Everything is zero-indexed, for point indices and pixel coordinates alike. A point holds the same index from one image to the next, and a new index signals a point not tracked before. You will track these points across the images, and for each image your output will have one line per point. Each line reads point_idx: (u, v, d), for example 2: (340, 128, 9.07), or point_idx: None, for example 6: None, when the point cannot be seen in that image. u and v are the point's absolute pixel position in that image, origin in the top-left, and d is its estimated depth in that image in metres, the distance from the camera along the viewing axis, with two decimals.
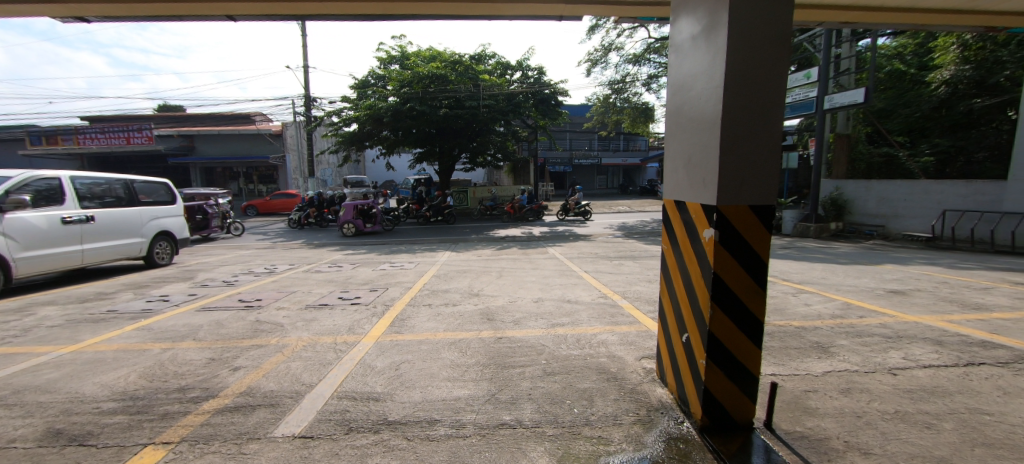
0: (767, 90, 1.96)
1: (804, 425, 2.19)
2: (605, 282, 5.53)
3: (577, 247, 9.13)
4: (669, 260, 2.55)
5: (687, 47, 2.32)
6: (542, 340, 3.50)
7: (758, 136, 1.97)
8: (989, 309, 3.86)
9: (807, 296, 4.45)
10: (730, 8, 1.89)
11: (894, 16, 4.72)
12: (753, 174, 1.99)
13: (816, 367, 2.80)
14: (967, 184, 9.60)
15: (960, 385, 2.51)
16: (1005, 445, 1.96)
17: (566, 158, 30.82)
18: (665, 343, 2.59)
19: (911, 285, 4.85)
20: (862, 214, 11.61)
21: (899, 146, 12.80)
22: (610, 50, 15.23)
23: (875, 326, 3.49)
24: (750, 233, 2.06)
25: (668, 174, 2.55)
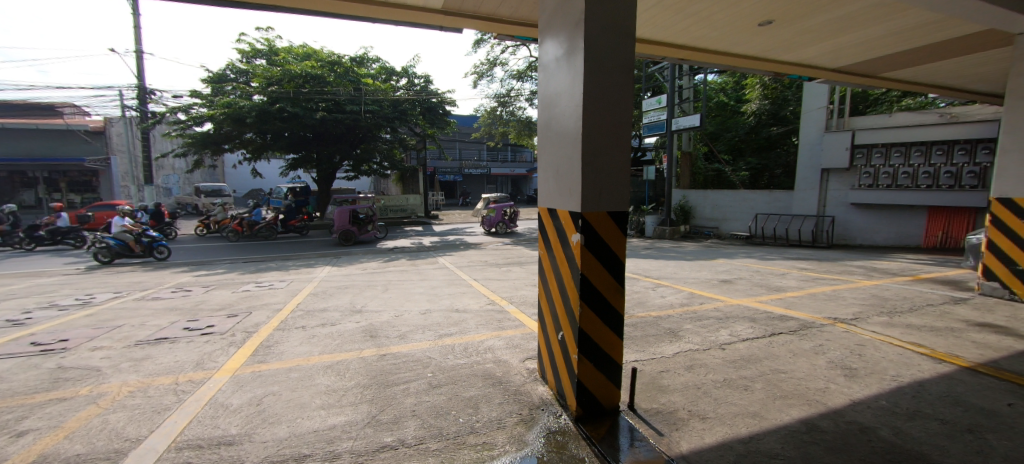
0: (618, 111, 2.23)
1: (658, 401, 2.52)
2: (493, 289, 5.66)
3: (467, 256, 9.17)
4: (545, 264, 2.70)
5: (552, 67, 2.52)
6: (428, 352, 3.41)
7: (613, 150, 2.23)
8: (784, 290, 4.97)
9: (662, 290, 5.17)
10: (585, 35, 2.13)
11: (715, 58, 5.81)
12: (610, 184, 2.24)
13: (669, 350, 3.24)
14: (770, 193, 12.24)
15: (766, 352, 3.16)
16: (794, 396, 2.53)
17: (456, 167, 30.98)
18: (545, 344, 2.74)
19: (735, 274, 5.99)
20: (702, 218, 14.00)
21: (724, 163, 15.62)
22: (495, 64, 15.85)
23: (711, 310, 4.20)
24: (610, 237, 2.30)
25: (541, 184, 2.72)
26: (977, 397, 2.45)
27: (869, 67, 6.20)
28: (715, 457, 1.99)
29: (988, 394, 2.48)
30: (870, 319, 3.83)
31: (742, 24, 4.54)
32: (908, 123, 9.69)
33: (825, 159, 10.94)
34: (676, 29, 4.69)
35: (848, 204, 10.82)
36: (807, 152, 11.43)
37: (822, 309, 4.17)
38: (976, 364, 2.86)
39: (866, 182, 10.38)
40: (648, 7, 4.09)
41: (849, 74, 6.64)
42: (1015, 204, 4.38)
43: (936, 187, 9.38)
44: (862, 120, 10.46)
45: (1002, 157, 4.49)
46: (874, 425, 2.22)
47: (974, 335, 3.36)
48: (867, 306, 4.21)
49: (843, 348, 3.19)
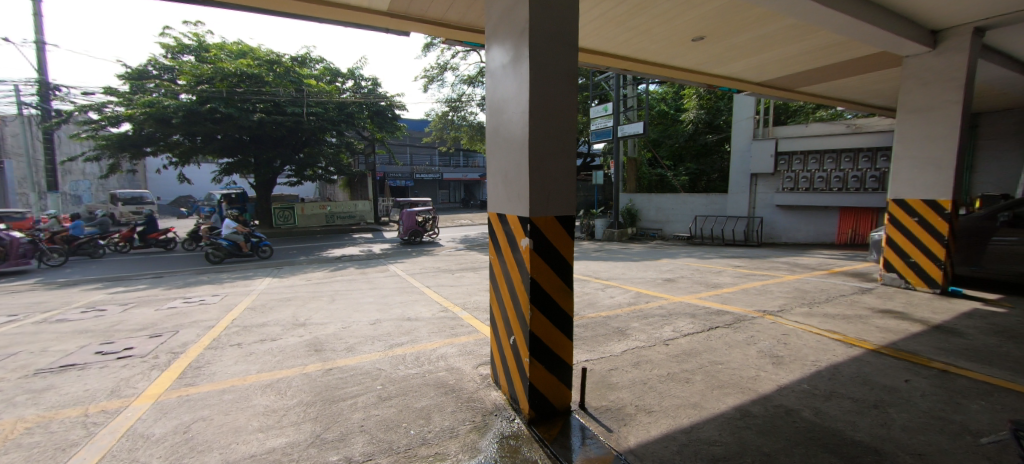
0: (563, 118, 2.30)
1: (608, 398, 2.60)
2: (446, 296, 5.58)
3: (419, 262, 8.97)
4: (495, 269, 2.70)
5: (499, 73, 2.54)
6: (377, 363, 3.29)
7: (559, 156, 2.30)
8: (721, 286, 5.33)
9: (611, 290, 5.36)
10: (530, 44, 2.17)
11: (654, 69, 6.15)
12: (556, 189, 2.30)
13: (617, 348, 3.36)
14: (707, 197, 13.14)
15: (705, 345, 3.37)
16: (730, 385, 2.72)
17: (407, 172, 30.32)
18: (497, 349, 2.74)
19: (678, 273, 6.34)
20: (647, 220, 14.67)
21: (666, 168, 16.53)
22: (445, 69, 15.75)
23: (656, 308, 4.41)
24: (558, 240, 2.35)
25: (491, 189, 2.74)
26: (880, 376, 2.77)
27: (787, 81, 6.85)
28: (660, 449, 2.09)
29: (889, 372, 2.80)
30: (793, 310, 4.21)
31: (679, 38, 4.85)
32: (822, 133, 10.80)
33: (753, 165, 11.90)
34: (618, 40, 4.91)
35: (774, 206, 11.84)
36: (738, 159, 12.37)
37: (752, 302, 4.52)
38: (880, 347, 3.22)
39: (789, 186, 11.43)
40: (591, 19, 4.25)
41: (772, 88, 7.28)
42: (907, 204, 4.99)
43: (846, 190, 10.52)
44: (784, 129, 11.50)
45: (896, 163, 5.09)
46: (798, 407, 2.43)
47: (878, 321, 3.79)
48: (791, 298, 4.62)
49: (771, 338, 3.47)
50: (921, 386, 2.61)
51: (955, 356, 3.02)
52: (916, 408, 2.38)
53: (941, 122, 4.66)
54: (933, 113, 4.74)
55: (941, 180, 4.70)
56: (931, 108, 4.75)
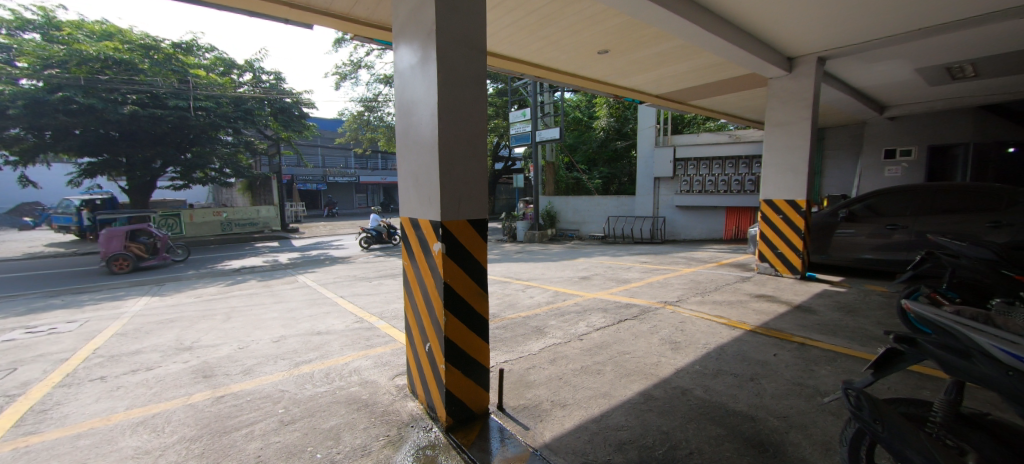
0: (473, 122, 2.31)
1: (525, 396, 2.66)
2: (362, 305, 5.28)
3: (333, 271, 8.39)
4: (409, 274, 2.63)
5: (407, 74, 2.48)
6: (280, 384, 3.00)
7: (469, 159, 2.31)
8: (630, 281, 5.77)
9: (531, 290, 5.51)
10: (438, 46, 2.15)
11: (565, 78, 6.47)
12: (468, 193, 2.30)
13: (535, 347, 3.46)
14: (617, 199, 14.18)
15: (615, 337, 3.61)
16: (636, 372, 2.94)
17: (319, 175, 28.30)
18: (413, 357, 2.65)
19: (593, 271, 6.73)
20: (565, 221, 15.38)
21: (582, 172, 17.48)
22: (359, 66, 15.01)
23: (572, 305, 4.64)
24: (472, 243, 2.35)
25: (402, 193, 2.66)
26: (756, 352, 3.20)
27: (680, 95, 7.64)
28: (573, 440, 2.19)
29: (762, 348, 3.26)
30: (689, 299, 4.71)
31: (586, 50, 5.16)
32: (710, 142, 12.27)
33: (656, 169, 13.09)
34: (531, 48, 5.06)
35: (674, 206, 13.14)
36: (643, 163, 13.49)
37: (655, 295, 4.96)
38: (756, 327, 3.73)
39: (686, 188, 12.76)
40: (504, 25, 4.35)
41: (668, 100, 8.07)
42: (775, 203, 5.85)
43: (731, 191, 12.02)
44: (680, 138, 12.79)
45: (765, 169, 5.94)
46: (691, 387, 2.71)
47: (754, 305, 4.39)
48: (687, 289, 5.16)
49: (671, 326, 3.83)
50: (785, 358, 3.07)
51: (810, 330, 3.61)
52: (782, 377, 2.79)
53: (797, 134, 5.55)
54: (790, 127, 5.62)
55: (798, 183, 5.59)
56: (790, 123, 5.62)
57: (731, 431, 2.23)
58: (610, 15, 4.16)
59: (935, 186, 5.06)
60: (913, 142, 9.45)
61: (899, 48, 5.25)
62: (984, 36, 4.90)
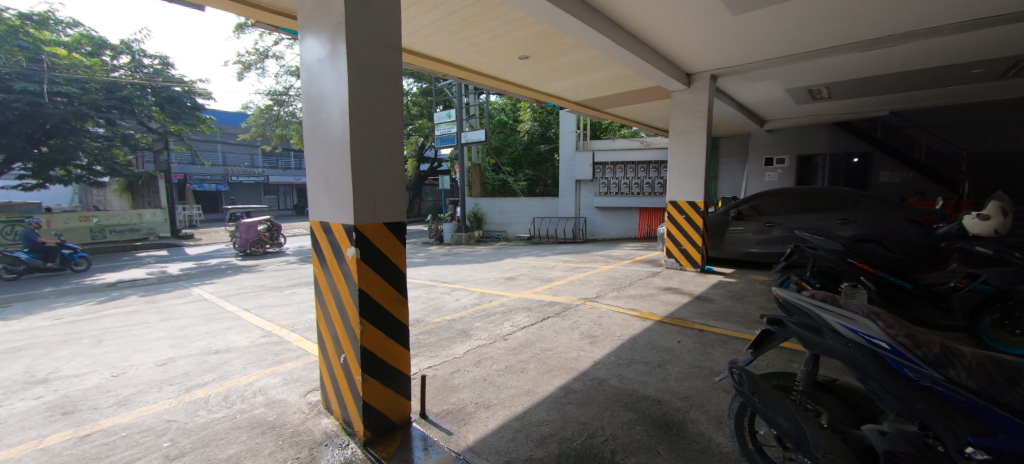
0: (389, 122, 2.23)
1: (449, 401, 2.63)
2: (270, 317, 4.84)
3: (236, 281, 7.57)
4: (321, 282, 2.47)
5: (315, 68, 2.32)
6: (166, 414, 2.63)
7: (384, 159, 2.22)
8: (553, 280, 5.99)
9: (457, 293, 5.47)
10: (348, 41, 2.04)
11: (487, 81, 6.52)
12: (384, 195, 2.22)
13: (460, 350, 3.44)
14: (542, 201, 14.65)
15: (538, 335, 3.72)
16: (557, 367, 3.06)
17: (221, 174, 25.48)
18: (327, 371, 2.48)
19: (518, 271, 6.87)
20: (492, 223, 15.55)
21: (508, 174, 17.76)
22: (267, 56, 13.75)
23: (498, 306, 4.69)
24: (389, 248, 2.27)
25: (311, 195, 2.48)
26: (663, 340, 3.50)
27: (597, 103, 8.12)
28: (496, 440, 2.21)
29: (669, 336, 3.58)
30: (606, 294, 5.01)
31: (507, 55, 5.25)
32: (625, 148, 13.21)
33: (577, 172, 13.75)
34: (452, 49, 5.03)
35: (594, 207, 13.89)
36: (565, 167, 14.09)
37: (577, 292, 5.21)
38: (663, 317, 4.09)
39: (604, 190, 13.59)
40: (424, 24, 4.26)
41: (586, 107, 8.50)
42: (678, 204, 6.45)
43: (642, 193, 13.08)
44: (598, 143, 13.60)
45: (670, 173, 6.53)
46: (607, 377, 2.89)
47: (663, 297, 4.80)
48: (605, 285, 5.50)
49: (590, 321, 4.04)
50: (687, 344, 3.40)
51: (707, 317, 4.04)
52: (684, 361, 3.09)
53: (696, 142, 6.19)
54: (690, 136, 6.26)
55: (697, 186, 6.24)
56: (690, 132, 6.25)
57: (641, 414, 2.42)
58: (529, 22, 4.29)
59: (802, 189, 5.96)
60: (786, 152, 11.03)
61: (774, 70, 6.11)
62: (833, 65, 5.90)
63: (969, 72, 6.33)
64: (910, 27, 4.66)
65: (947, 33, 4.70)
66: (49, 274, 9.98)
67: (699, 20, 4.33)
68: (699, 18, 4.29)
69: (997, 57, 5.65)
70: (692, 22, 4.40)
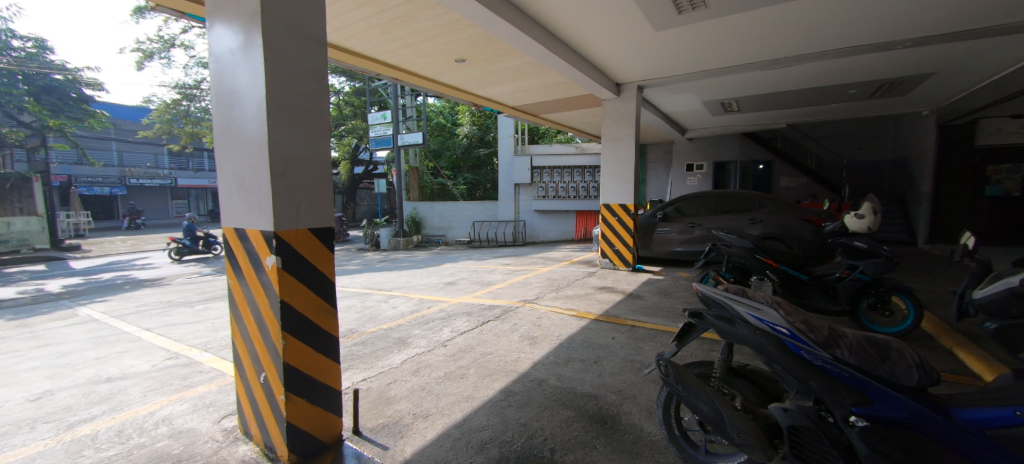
0: (312, 121, 2.09)
1: (385, 414, 2.51)
2: (177, 337, 4.30)
3: (135, 298, 6.64)
4: (236, 295, 2.25)
5: (226, 59, 2.11)
6: (39, 458, 2.21)
7: (307, 159, 2.07)
8: (493, 283, 6.00)
9: (394, 300, 5.27)
10: (264, 31, 1.88)
11: (423, 82, 6.38)
12: (307, 199, 2.08)
13: (397, 360, 3.30)
14: (481, 204, 14.65)
15: (478, 340, 3.69)
16: (498, 371, 3.06)
17: (115, 176, 22.47)
18: (244, 392, 2.26)
19: (458, 276, 6.79)
20: (431, 227, 15.26)
21: (447, 178, 17.51)
22: (173, 45, 12.35)
23: (436, 312, 4.58)
24: (314, 255, 2.12)
25: (223, 199, 2.25)
26: (598, 338, 3.64)
27: (533, 108, 8.30)
28: (435, 450, 2.14)
29: (604, 333, 3.73)
30: (545, 296, 5.12)
31: (443, 57, 5.18)
32: (561, 153, 13.65)
33: (516, 176, 13.92)
34: (385, 47, 4.86)
35: (532, 210, 14.16)
36: (504, 171, 14.18)
37: (516, 294, 5.25)
38: (598, 315, 4.26)
39: (542, 194, 13.91)
40: (354, 21, 4.07)
41: (524, 112, 8.64)
42: (611, 207, 6.78)
43: (578, 197, 13.64)
44: (536, 148, 13.89)
45: (603, 177, 6.84)
46: (546, 377, 2.94)
47: (598, 296, 5.01)
48: (544, 287, 5.60)
49: (529, 323, 4.09)
50: (621, 340, 3.57)
51: (638, 313, 4.28)
52: (618, 356, 3.23)
53: (625, 149, 6.56)
54: (620, 142, 6.61)
55: (627, 189, 6.60)
56: (620, 138, 6.61)
57: (579, 411, 2.48)
58: (464, 25, 4.27)
59: (718, 193, 6.55)
60: (704, 160, 12.12)
61: (692, 84, 6.66)
62: (741, 81, 6.57)
63: (846, 92, 7.37)
64: (800, 51, 5.34)
65: (829, 57, 5.44)
66: (196, 256, 12.07)
67: (625, 33, 4.60)
68: (626, 31, 4.55)
69: (867, 81, 6.64)
70: (620, 35, 4.66)
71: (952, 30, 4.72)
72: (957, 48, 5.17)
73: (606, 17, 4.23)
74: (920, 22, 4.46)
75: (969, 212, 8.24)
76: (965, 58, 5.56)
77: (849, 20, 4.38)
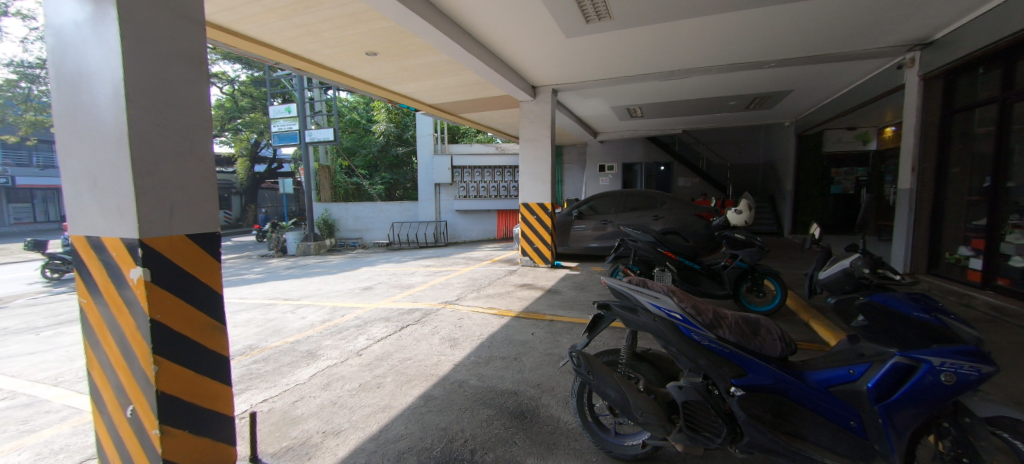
0: (188, 111, 1.83)
1: (289, 436, 2.29)
2: (10, 373, 3.47)
3: None
4: (90, 317, 1.88)
5: (69, 33, 1.76)
6: None
7: (182, 155, 1.80)
8: (412, 286, 5.81)
9: (302, 310, 4.85)
10: (120, 4, 1.60)
11: (333, 75, 5.96)
12: (184, 201, 1.81)
13: (305, 374, 3.05)
14: (401, 205, 14.18)
15: (397, 345, 3.54)
16: (417, 376, 2.97)
17: None
18: (105, 430, 1.91)
19: (375, 280, 6.48)
20: (346, 230, 14.34)
21: (362, 177, 16.65)
22: (6, 14, 10.06)
23: (350, 320, 4.31)
24: (195, 264, 1.86)
25: (70, 201, 1.87)
26: (518, 334, 3.72)
27: (452, 107, 8.20)
28: None
29: (523, 330, 3.82)
30: (466, 296, 5.08)
31: (352, 48, 4.89)
32: (481, 153, 13.73)
33: (436, 176, 13.65)
34: (284, 34, 4.45)
35: (453, 210, 14.02)
36: (423, 170, 13.87)
37: (436, 296, 5.15)
38: (518, 312, 4.35)
39: (463, 194, 13.85)
40: (245, 2, 3.65)
41: (442, 110, 8.50)
42: (530, 206, 6.96)
43: (500, 196, 13.86)
44: (456, 147, 13.77)
45: (522, 177, 7.00)
46: (467, 378, 2.92)
47: (519, 293, 5.11)
48: (465, 287, 5.57)
49: (450, 324, 4.03)
50: (539, 335, 3.69)
51: (556, 308, 4.44)
52: (537, 351, 3.33)
53: (542, 149, 6.78)
54: (537, 142, 6.83)
55: (545, 189, 6.85)
56: (537, 139, 6.82)
57: (499, 409, 2.51)
58: (375, 17, 4.08)
59: (626, 192, 7.09)
60: (614, 161, 13.08)
61: (602, 90, 7.10)
62: (643, 89, 7.15)
63: (727, 103, 8.42)
64: (690, 65, 5.97)
65: (713, 72, 6.17)
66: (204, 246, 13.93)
67: (538, 37, 4.74)
68: (539, 35, 4.69)
69: (743, 94, 7.66)
70: (533, 38, 4.79)
71: (803, 55, 5.65)
72: (807, 70, 6.20)
73: (520, 20, 4.32)
74: (778, 47, 5.29)
75: (819, 207, 9.96)
76: (811, 79, 6.71)
77: (728, 40, 5.01)
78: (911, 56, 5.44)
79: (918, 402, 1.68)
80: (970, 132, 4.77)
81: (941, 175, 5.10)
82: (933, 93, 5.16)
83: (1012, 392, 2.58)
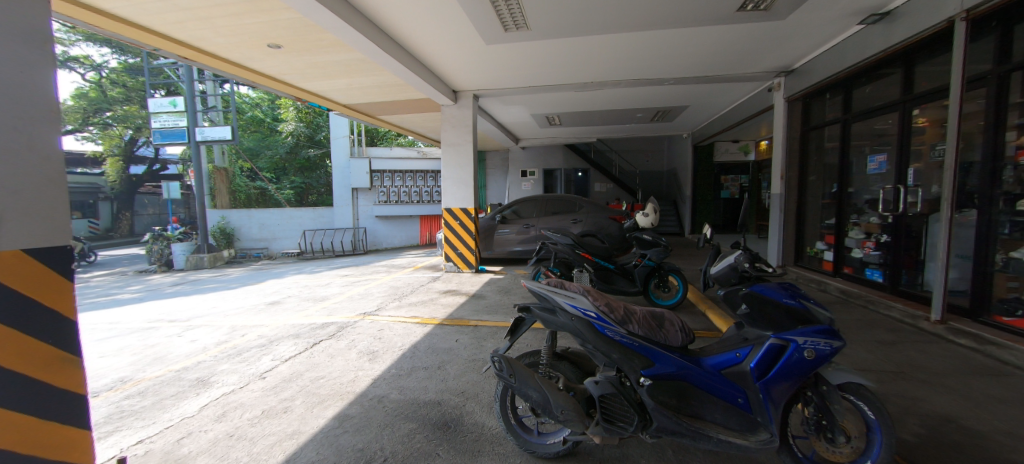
0: (23, 99, 1.50)
1: None
2: None
3: None
4: None
5: None
6: None
7: (14, 152, 1.47)
8: (326, 298, 5.40)
9: (192, 332, 4.24)
10: None
11: (229, 66, 5.34)
12: (17, 209, 1.48)
13: (194, 406, 2.66)
14: (313, 211, 13.15)
15: (308, 364, 3.26)
16: (331, 396, 2.75)
17: None
18: None
19: (284, 294, 5.91)
20: (248, 239, 12.85)
21: (267, 181, 15.24)
22: None
23: (252, 339, 3.87)
24: (37, 287, 1.53)
25: None
26: (442, 342, 3.65)
27: (369, 108, 7.83)
28: None
29: (447, 337, 3.75)
30: (387, 306, 4.85)
31: (251, 39, 4.43)
32: (402, 157, 13.33)
33: (353, 180, 12.90)
34: (165, 17, 3.89)
35: (373, 217, 13.37)
36: (339, 174, 13.07)
37: (354, 308, 4.84)
38: (442, 320, 4.26)
39: (383, 199, 13.28)
40: None
41: (359, 111, 8.07)
42: (454, 211, 6.89)
43: (423, 201, 13.55)
44: (374, 151, 13.17)
45: (445, 182, 6.90)
46: (387, 392, 2.78)
47: (443, 300, 5.01)
48: (386, 297, 5.32)
49: (369, 337, 3.82)
50: (464, 341, 3.65)
51: (481, 314, 4.43)
52: (461, 358, 3.29)
53: (465, 154, 6.76)
54: (460, 147, 6.79)
55: (468, 194, 6.83)
56: (460, 144, 6.78)
57: (421, 422, 2.42)
58: (278, 7, 3.75)
59: (547, 196, 7.35)
60: (536, 167, 13.51)
61: (522, 97, 7.30)
62: (560, 99, 7.49)
63: (635, 115, 9.13)
64: (603, 78, 6.39)
65: (622, 86, 6.66)
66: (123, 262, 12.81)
67: (457, 41, 4.71)
68: (459, 40, 4.67)
69: (648, 107, 8.39)
70: (454, 43, 4.77)
71: (696, 75, 6.35)
72: (700, 88, 6.97)
73: (440, 23, 4.26)
74: (675, 66, 5.89)
75: (712, 209, 11.25)
76: (702, 97, 7.58)
77: (636, 57, 5.45)
78: (778, 81, 6.39)
79: (788, 376, 1.96)
80: (821, 147, 5.74)
81: (802, 182, 6.04)
82: (795, 113, 6.10)
83: (856, 360, 3.14)
